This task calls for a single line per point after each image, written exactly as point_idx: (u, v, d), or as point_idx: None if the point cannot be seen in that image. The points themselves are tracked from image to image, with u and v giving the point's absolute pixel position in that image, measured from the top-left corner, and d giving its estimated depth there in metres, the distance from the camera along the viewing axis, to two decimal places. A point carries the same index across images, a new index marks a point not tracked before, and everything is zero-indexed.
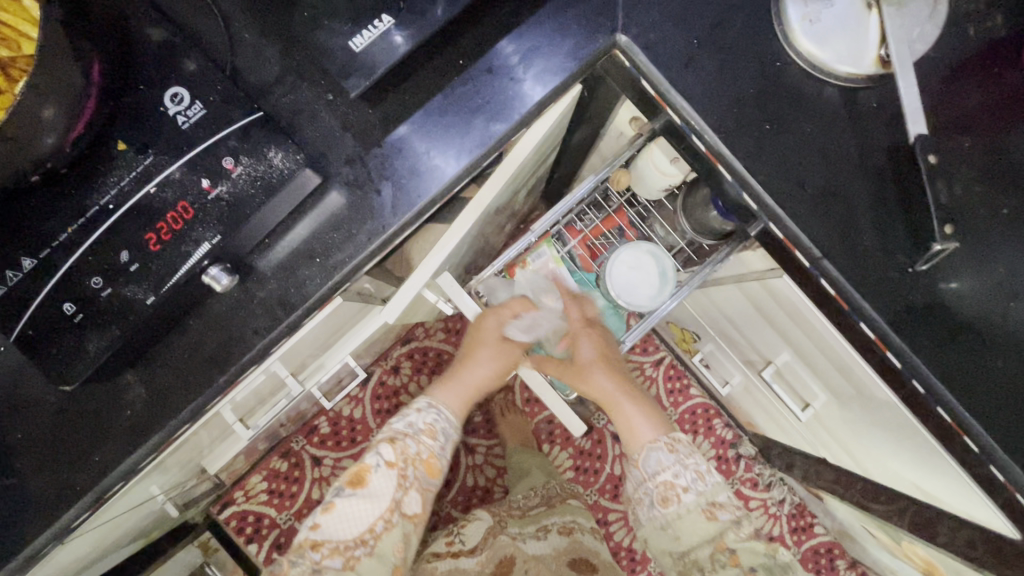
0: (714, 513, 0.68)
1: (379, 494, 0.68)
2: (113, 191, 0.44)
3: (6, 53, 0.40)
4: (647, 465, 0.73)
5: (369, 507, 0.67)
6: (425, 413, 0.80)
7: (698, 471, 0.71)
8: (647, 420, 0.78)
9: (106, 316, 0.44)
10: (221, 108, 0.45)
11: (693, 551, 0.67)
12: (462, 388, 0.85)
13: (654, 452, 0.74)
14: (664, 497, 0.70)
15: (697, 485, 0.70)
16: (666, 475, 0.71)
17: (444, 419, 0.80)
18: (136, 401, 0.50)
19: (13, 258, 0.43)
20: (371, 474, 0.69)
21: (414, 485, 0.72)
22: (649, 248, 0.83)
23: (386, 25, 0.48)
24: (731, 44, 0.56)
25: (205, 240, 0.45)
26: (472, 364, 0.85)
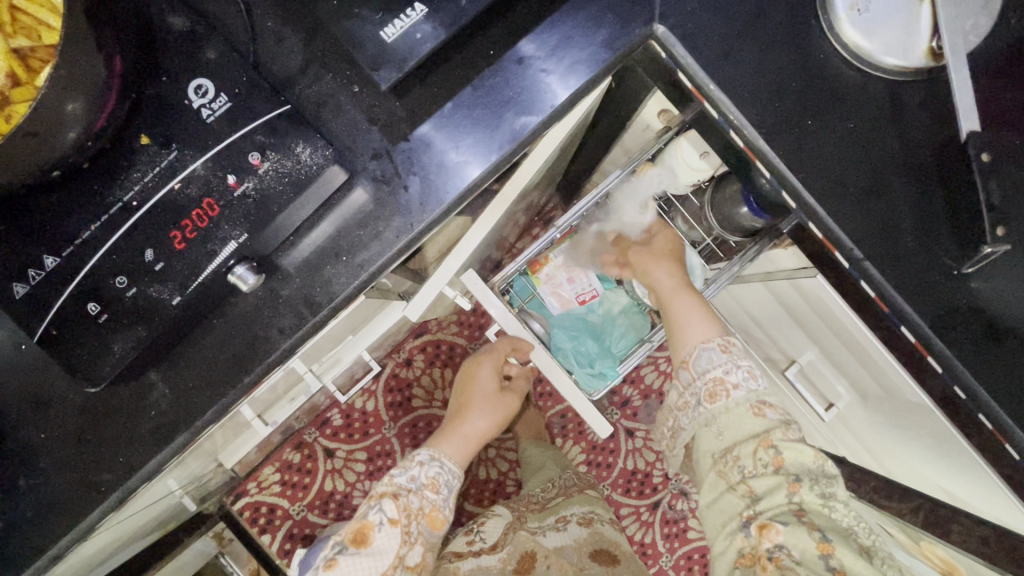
0: (761, 411, 0.61)
1: (383, 550, 0.74)
2: (137, 187, 0.43)
3: (26, 43, 0.39)
4: (697, 363, 0.67)
5: (372, 565, 0.73)
6: (427, 465, 0.85)
7: (751, 372, 0.64)
8: (701, 321, 0.72)
9: (131, 317, 0.43)
10: (247, 101, 0.43)
11: (735, 448, 0.61)
12: (467, 438, 0.95)
13: (706, 350, 0.67)
14: (710, 393, 0.64)
15: (748, 384, 0.63)
16: (716, 372, 0.65)
17: (446, 471, 0.87)
18: (160, 402, 0.49)
19: (35, 256, 0.42)
20: (375, 532, 0.75)
21: (417, 540, 0.78)
22: None
23: (417, 15, 0.46)
24: (773, 35, 0.53)
25: (231, 239, 0.44)
26: (468, 417, 0.97)
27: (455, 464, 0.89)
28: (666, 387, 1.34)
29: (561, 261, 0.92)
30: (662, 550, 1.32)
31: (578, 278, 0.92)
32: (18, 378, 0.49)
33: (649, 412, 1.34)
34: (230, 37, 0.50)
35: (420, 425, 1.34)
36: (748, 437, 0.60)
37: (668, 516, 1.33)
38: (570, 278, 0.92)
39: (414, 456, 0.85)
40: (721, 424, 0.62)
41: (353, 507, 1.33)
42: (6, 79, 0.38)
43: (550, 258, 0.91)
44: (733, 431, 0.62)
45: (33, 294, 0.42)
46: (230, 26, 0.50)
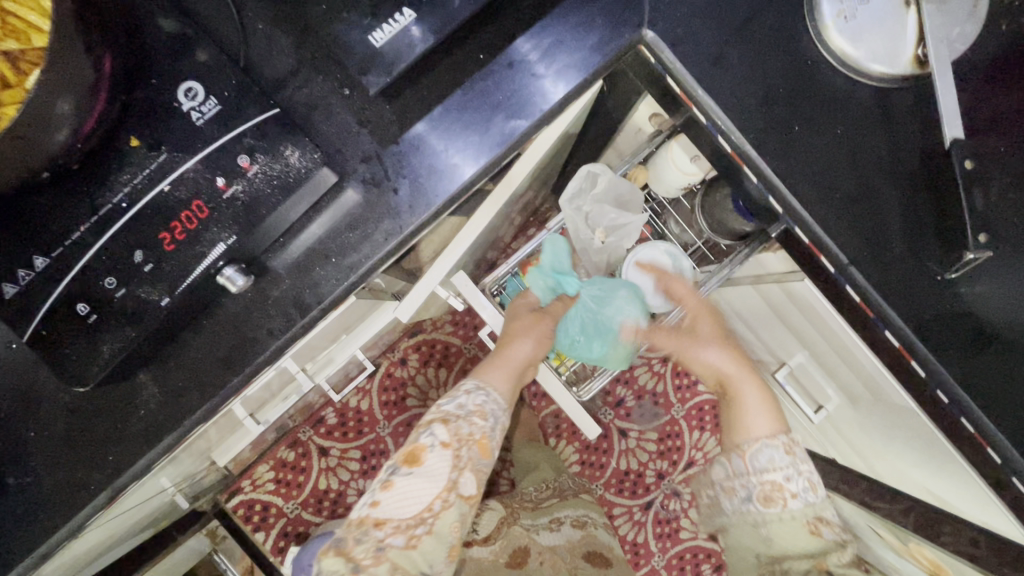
0: (817, 527, 0.64)
1: (436, 473, 0.66)
2: (126, 189, 0.43)
3: (16, 46, 0.39)
4: (756, 459, 0.68)
5: (426, 486, 0.66)
6: (474, 394, 0.74)
7: (811, 481, 0.66)
8: (766, 411, 0.70)
9: (121, 318, 0.43)
10: (237, 104, 0.44)
11: (787, 560, 0.64)
12: (515, 370, 0.78)
13: (767, 448, 0.68)
14: (766, 497, 0.66)
15: (806, 496, 0.65)
16: (776, 477, 0.66)
17: (493, 401, 0.74)
18: (150, 402, 0.49)
19: (25, 257, 0.42)
20: (427, 454, 0.67)
21: (469, 466, 0.69)
22: (666, 248, 0.81)
23: (407, 19, 0.46)
24: (762, 41, 0.54)
25: (220, 240, 0.44)
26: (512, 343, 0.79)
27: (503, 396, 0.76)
28: (660, 388, 1.34)
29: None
30: (655, 549, 1.33)
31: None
32: (8, 377, 0.49)
33: (642, 413, 1.35)
34: (221, 41, 0.51)
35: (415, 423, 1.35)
36: (803, 554, 0.64)
37: (661, 516, 1.34)
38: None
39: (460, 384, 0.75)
40: (770, 528, 0.65)
41: (347, 505, 1.33)
42: None
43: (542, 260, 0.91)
44: (784, 536, 0.65)
45: (23, 295, 0.43)
46: (222, 29, 0.51)
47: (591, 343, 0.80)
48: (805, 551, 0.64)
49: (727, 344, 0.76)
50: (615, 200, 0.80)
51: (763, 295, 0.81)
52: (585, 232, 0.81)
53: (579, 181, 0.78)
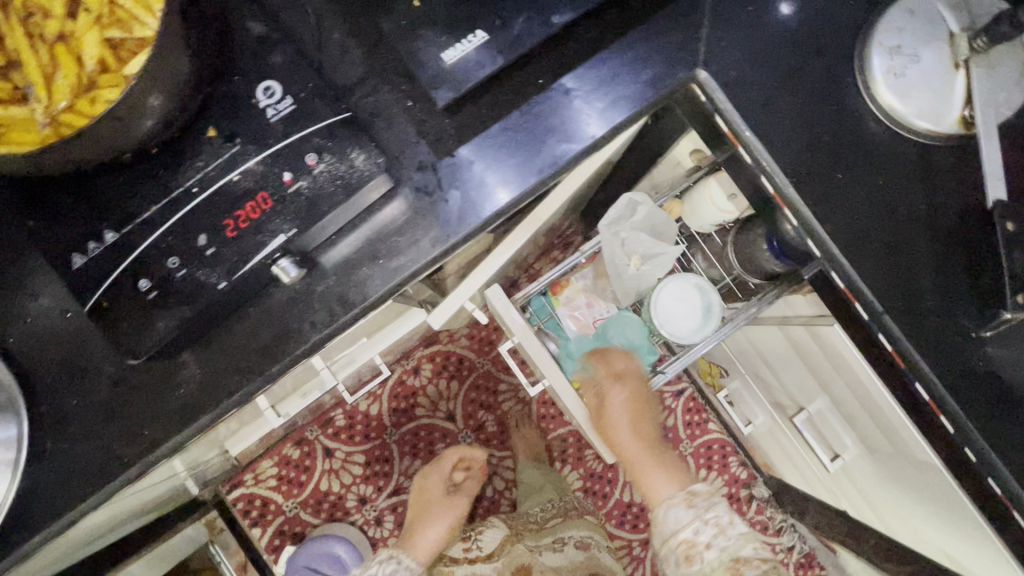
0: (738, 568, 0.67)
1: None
2: (199, 175, 0.45)
3: (119, 34, 0.41)
4: (667, 523, 0.74)
5: None
6: (386, 564, 0.96)
7: (719, 525, 0.70)
8: (668, 476, 0.79)
9: (179, 296, 0.45)
10: (311, 105, 0.46)
11: None
12: (423, 549, 1.03)
13: (671, 509, 0.74)
14: (687, 556, 0.70)
15: (719, 541, 0.69)
16: (686, 534, 0.71)
17: (404, 567, 0.97)
18: (190, 381, 0.50)
19: (97, 230, 0.45)
20: None
21: None
22: (697, 280, 0.82)
23: (479, 41, 0.49)
24: (813, 88, 0.56)
25: (281, 232, 0.46)
26: (427, 525, 1.07)
27: (413, 563, 0.99)
28: (670, 423, 1.34)
29: (581, 285, 0.94)
30: None
31: (597, 304, 0.93)
32: (54, 344, 0.50)
33: None
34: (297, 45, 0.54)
35: (422, 434, 1.36)
36: None
37: None
38: (589, 303, 0.94)
39: (374, 556, 0.97)
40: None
41: (346, 510, 1.33)
42: (98, 66, 0.41)
43: (573, 281, 0.94)
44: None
45: (90, 266, 0.45)
46: (299, 34, 0.54)
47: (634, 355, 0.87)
48: None
49: (638, 429, 0.83)
50: (650, 230, 0.82)
51: (789, 337, 0.81)
52: (618, 257, 0.82)
53: (619, 207, 0.81)
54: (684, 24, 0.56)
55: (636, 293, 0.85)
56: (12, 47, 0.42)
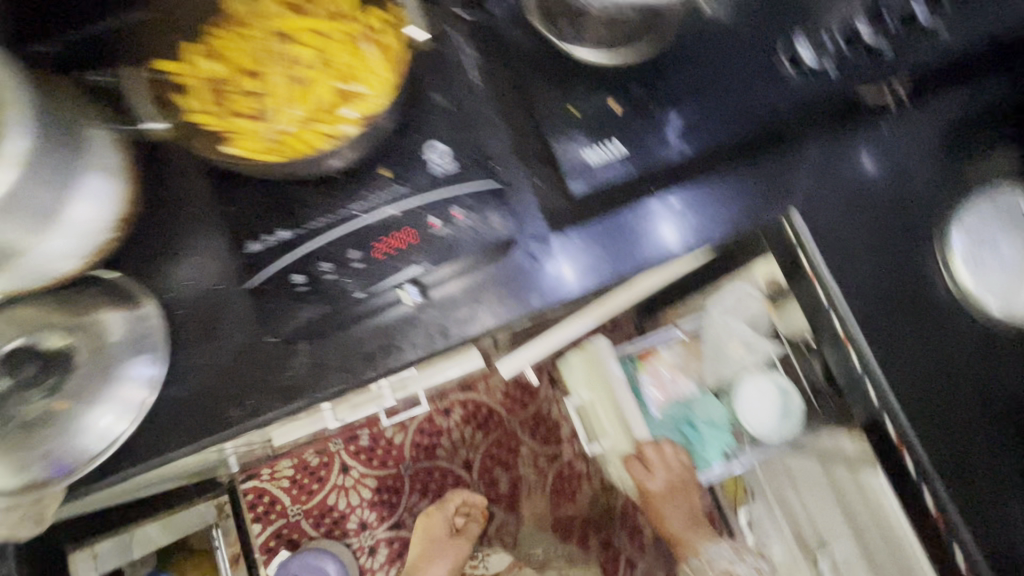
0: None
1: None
2: (365, 202, 0.55)
3: (342, 85, 0.52)
4: (710, 557, 1.14)
5: None
6: None
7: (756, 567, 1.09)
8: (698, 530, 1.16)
9: (324, 296, 0.54)
10: (468, 171, 0.56)
11: None
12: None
13: (716, 548, 1.15)
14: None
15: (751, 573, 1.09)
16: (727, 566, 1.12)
17: None
18: (299, 367, 0.58)
19: (275, 227, 0.55)
20: None
21: None
22: (782, 383, 0.90)
23: (616, 148, 0.58)
24: (899, 251, 0.62)
25: (416, 264, 0.54)
26: (433, 562, 1.26)
27: None
28: None
29: (669, 359, 1.06)
30: None
31: (680, 380, 1.05)
32: (201, 306, 0.59)
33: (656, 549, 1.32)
34: None
35: (436, 475, 1.38)
36: None
37: None
38: (672, 377, 1.05)
39: None
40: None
41: (345, 530, 1.35)
42: (321, 105, 0.52)
43: (661, 353, 1.06)
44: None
45: (262, 253, 0.54)
46: None
47: (717, 433, 1.00)
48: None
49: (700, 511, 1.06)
50: (750, 322, 0.93)
51: (826, 470, 0.83)
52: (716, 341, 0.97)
53: (722, 296, 0.93)
54: (788, 166, 0.63)
55: (724, 379, 1.00)
56: (267, 79, 0.53)
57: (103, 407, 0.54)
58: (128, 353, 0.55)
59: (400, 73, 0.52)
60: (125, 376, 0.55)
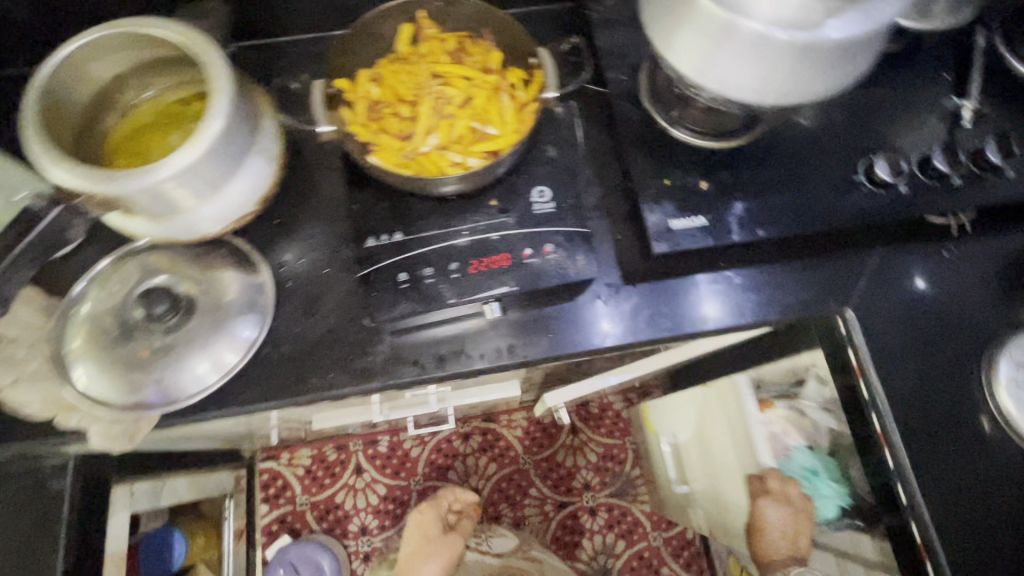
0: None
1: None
2: (471, 224, 0.63)
3: (477, 125, 0.62)
4: None
5: None
6: None
7: None
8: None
9: (419, 295, 0.61)
10: (565, 215, 0.64)
11: None
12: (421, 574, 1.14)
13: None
14: None
15: None
16: None
17: None
18: (378, 354, 0.64)
19: (391, 229, 0.63)
20: None
21: None
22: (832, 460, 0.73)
23: (700, 222, 0.64)
24: (943, 367, 0.65)
25: (506, 284, 0.61)
26: (425, 561, 1.15)
27: None
28: None
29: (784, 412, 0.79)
30: None
31: (792, 435, 0.78)
32: (306, 283, 0.67)
33: None
34: None
35: None
36: None
37: None
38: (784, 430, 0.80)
39: None
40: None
41: (345, 531, 1.38)
42: (455, 137, 0.61)
43: (776, 405, 0.80)
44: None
45: (376, 249, 0.62)
46: None
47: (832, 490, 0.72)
48: None
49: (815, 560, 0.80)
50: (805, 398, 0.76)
51: None
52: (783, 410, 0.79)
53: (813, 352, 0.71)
54: (851, 269, 0.69)
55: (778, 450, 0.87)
56: (418, 108, 0.62)
57: (213, 353, 0.62)
58: (240, 311, 0.64)
59: (526, 124, 0.61)
60: (232, 330, 0.63)
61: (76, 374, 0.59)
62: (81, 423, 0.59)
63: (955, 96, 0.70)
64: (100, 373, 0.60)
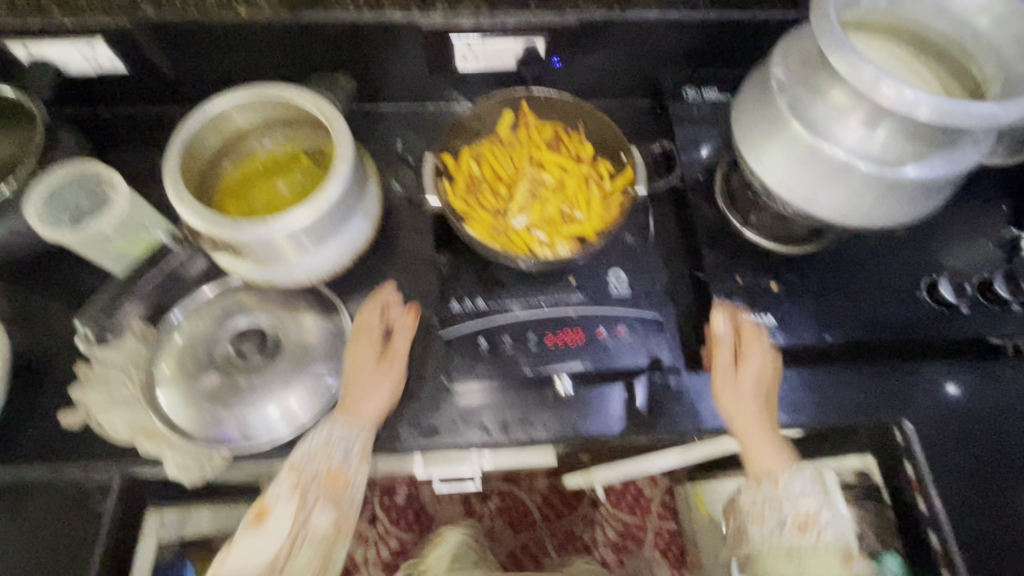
0: (849, 561, 0.58)
1: (279, 530, 0.59)
2: (549, 298, 0.67)
3: (566, 213, 0.67)
4: (790, 487, 0.60)
5: (261, 549, 0.58)
6: (330, 440, 0.61)
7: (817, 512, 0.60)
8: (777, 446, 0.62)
9: (497, 361, 0.65)
10: (637, 299, 0.68)
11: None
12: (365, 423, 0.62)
13: (801, 473, 0.61)
14: (802, 524, 0.59)
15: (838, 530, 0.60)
16: (812, 505, 0.60)
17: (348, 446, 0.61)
18: (444, 414, 0.65)
19: (475, 295, 0.67)
20: (269, 513, 0.60)
21: (302, 541, 0.59)
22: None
23: (766, 320, 0.68)
24: (995, 486, 0.66)
25: (578, 359, 0.64)
26: (365, 386, 0.63)
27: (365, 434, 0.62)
28: None
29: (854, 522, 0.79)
30: None
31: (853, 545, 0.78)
32: None
33: None
34: None
35: None
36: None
37: None
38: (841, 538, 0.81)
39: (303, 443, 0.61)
40: (804, 559, 0.58)
41: None
42: (543, 222, 0.66)
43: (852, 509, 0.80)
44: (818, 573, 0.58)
45: (460, 313, 0.67)
46: None
47: None
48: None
49: (771, 386, 0.64)
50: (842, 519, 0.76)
51: None
52: None
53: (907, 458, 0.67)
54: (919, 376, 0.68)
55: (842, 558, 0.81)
56: (514, 190, 0.68)
57: (292, 396, 0.63)
58: (321, 357, 0.66)
59: (611, 216, 0.66)
60: (310, 375, 0.65)
61: (160, 396, 0.63)
62: (158, 451, 0.61)
63: (1013, 227, 0.74)
64: (186, 403, 0.63)
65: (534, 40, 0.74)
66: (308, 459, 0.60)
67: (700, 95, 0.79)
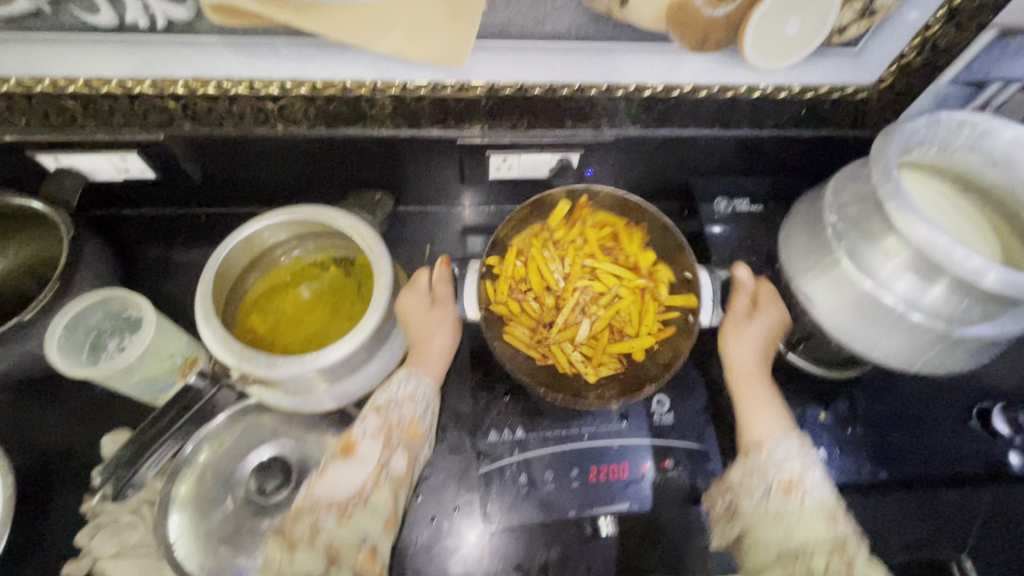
0: (836, 518, 0.51)
1: (370, 460, 0.55)
2: (591, 428, 0.64)
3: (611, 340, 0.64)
4: (772, 454, 0.55)
5: (355, 476, 0.54)
6: (405, 383, 0.60)
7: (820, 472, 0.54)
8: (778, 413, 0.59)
9: (537, 501, 0.61)
10: (683, 428, 0.65)
11: (807, 551, 0.49)
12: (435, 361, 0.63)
13: (783, 442, 0.56)
14: (784, 489, 0.53)
15: (823, 490, 0.53)
16: (793, 469, 0.54)
17: (427, 392, 0.60)
18: (480, 554, 0.61)
19: (514, 424, 0.64)
20: (358, 444, 0.56)
21: (386, 474, 0.54)
22: None
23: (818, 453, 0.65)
24: None
25: (625, 500, 0.61)
26: (426, 336, 0.63)
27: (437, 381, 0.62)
28: None
29: None
30: None
31: None
32: None
33: None
34: None
35: None
36: (821, 544, 0.49)
37: None
38: None
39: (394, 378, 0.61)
40: (794, 521, 0.51)
41: None
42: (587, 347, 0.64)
43: None
44: (808, 536, 0.50)
45: (497, 445, 0.63)
46: None
47: None
48: (822, 542, 0.49)
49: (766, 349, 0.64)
50: None
51: None
52: None
53: None
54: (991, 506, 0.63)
55: None
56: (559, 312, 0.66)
57: None
58: None
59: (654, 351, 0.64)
60: None
61: (172, 520, 0.59)
62: None
63: None
64: (204, 546, 0.58)
65: (568, 156, 0.74)
66: (395, 408, 0.58)
67: (732, 206, 0.79)
